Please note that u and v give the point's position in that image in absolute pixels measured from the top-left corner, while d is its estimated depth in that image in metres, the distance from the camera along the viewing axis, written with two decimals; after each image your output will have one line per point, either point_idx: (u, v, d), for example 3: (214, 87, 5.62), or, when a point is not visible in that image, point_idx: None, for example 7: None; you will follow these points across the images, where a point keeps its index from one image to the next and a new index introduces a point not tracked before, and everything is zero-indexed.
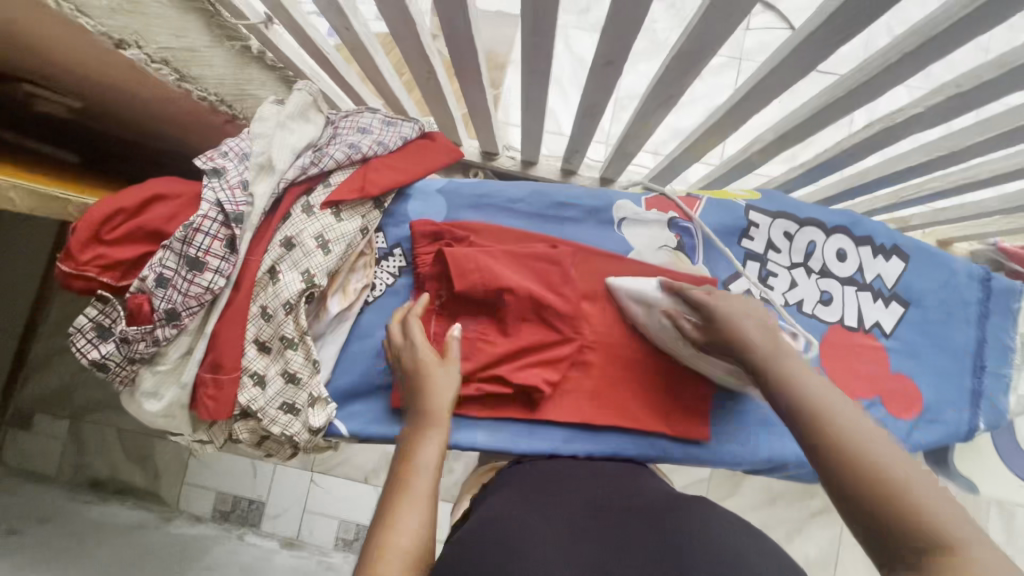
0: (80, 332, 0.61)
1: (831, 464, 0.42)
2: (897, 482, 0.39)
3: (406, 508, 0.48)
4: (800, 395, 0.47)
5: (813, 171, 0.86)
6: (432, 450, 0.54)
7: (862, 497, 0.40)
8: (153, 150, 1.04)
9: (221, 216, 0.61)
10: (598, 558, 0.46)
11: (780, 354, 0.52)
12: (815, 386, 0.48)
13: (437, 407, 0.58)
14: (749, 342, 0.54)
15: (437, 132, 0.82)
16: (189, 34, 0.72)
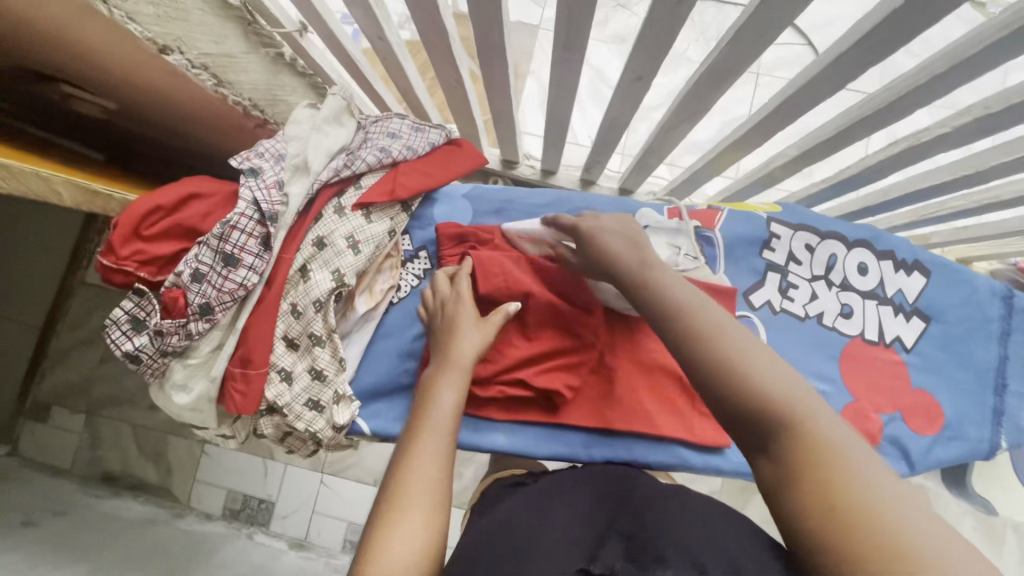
0: (116, 324, 0.63)
1: (696, 363, 0.44)
2: (754, 372, 0.41)
3: (424, 444, 0.49)
4: (669, 303, 0.48)
5: (834, 187, 0.87)
6: (453, 397, 0.54)
7: (727, 393, 0.41)
8: (180, 150, 1.07)
9: (257, 214, 0.62)
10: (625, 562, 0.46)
11: (639, 261, 0.55)
12: (684, 293, 0.49)
13: (461, 356, 0.59)
14: (611, 256, 0.57)
15: (463, 140, 0.84)
16: (228, 41, 0.74)
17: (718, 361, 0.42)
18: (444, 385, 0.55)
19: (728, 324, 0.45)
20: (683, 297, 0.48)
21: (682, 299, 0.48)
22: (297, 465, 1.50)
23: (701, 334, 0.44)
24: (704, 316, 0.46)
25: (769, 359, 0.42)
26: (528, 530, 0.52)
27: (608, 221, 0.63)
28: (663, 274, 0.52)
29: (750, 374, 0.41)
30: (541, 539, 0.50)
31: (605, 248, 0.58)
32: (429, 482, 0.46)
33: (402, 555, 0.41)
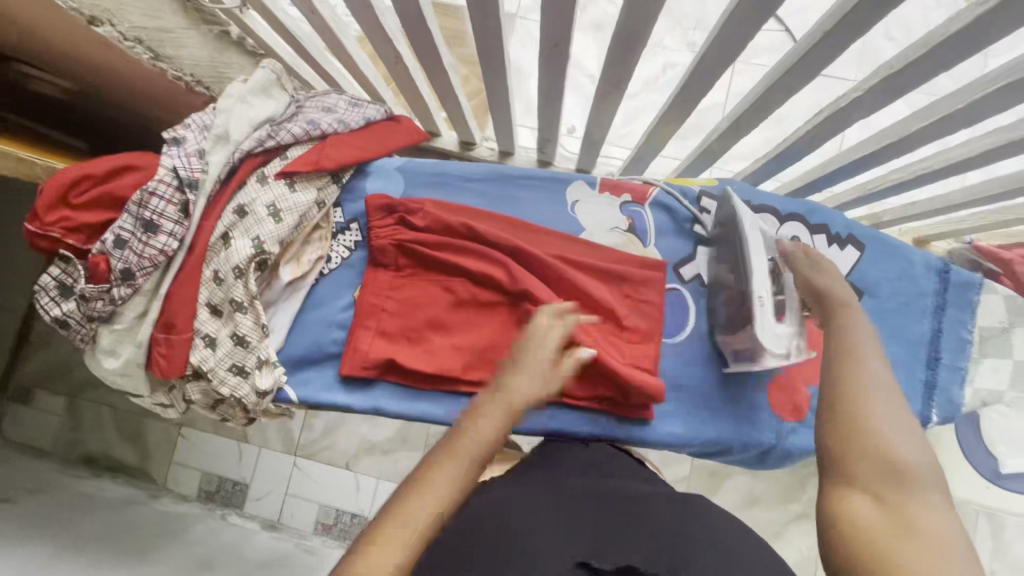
0: (44, 290, 0.65)
1: (838, 404, 0.50)
2: (878, 430, 0.46)
3: (446, 468, 0.46)
4: (856, 357, 0.53)
5: (773, 162, 0.86)
6: (496, 423, 0.50)
7: (836, 429, 0.48)
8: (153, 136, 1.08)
9: (176, 181, 0.64)
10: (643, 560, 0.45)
11: (852, 316, 0.59)
12: (867, 357, 0.53)
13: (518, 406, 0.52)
14: (837, 300, 0.61)
15: (404, 116, 0.85)
16: (164, 17, 0.77)
17: (848, 408, 0.49)
18: (487, 415, 0.50)
19: (888, 397, 0.49)
20: (860, 354, 0.54)
21: (855, 357, 0.53)
22: (270, 449, 1.52)
23: (852, 383, 0.51)
24: (862, 377, 0.51)
25: (909, 439, 0.45)
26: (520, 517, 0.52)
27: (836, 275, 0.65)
28: (861, 334, 0.56)
29: (874, 430, 0.46)
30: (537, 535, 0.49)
31: (834, 294, 0.62)
32: (429, 510, 0.43)
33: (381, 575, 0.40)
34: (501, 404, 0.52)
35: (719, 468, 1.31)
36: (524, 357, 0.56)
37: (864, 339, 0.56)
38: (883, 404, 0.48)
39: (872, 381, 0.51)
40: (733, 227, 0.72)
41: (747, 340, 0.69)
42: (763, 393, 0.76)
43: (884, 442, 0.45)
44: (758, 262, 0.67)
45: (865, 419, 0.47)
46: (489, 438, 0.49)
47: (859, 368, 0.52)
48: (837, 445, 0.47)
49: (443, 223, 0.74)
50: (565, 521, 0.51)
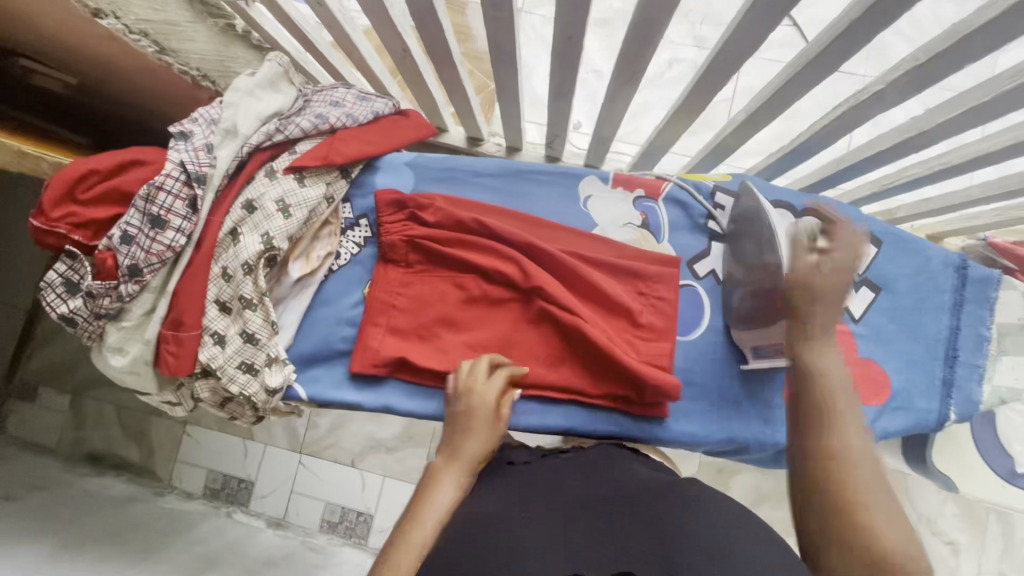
0: (51, 287, 0.64)
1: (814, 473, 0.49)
2: (867, 507, 0.46)
3: (412, 536, 0.49)
4: (829, 410, 0.52)
5: (786, 157, 0.85)
6: (452, 489, 0.55)
7: (823, 502, 0.47)
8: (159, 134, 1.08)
9: (183, 175, 0.63)
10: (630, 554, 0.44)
11: (829, 333, 0.57)
12: (847, 411, 0.52)
13: (473, 453, 0.59)
14: (813, 326, 0.56)
15: (412, 110, 0.84)
16: (169, 9, 0.75)
17: (835, 478, 0.48)
18: (446, 481, 0.56)
19: (870, 462, 0.49)
20: (843, 409, 0.52)
21: (839, 414, 0.52)
22: (275, 447, 1.51)
23: (841, 444, 0.50)
24: (850, 439, 0.50)
25: (895, 513, 0.46)
26: (502, 518, 0.48)
27: (848, 268, 0.57)
28: (834, 376, 0.54)
29: (863, 504, 0.46)
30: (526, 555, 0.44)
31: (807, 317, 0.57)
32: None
33: None
34: (456, 468, 0.57)
35: (728, 466, 1.30)
36: (471, 419, 0.62)
37: (841, 382, 0.54)
38: (867, 471, 0.48)
39: (858, 443, 0.50)
40: (756, 219, 0.69)
41: (773, 336, 0.67)
42: (778, 390, 0.75)
43: (874, 517, 0.45)
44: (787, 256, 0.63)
45: (842, 494, 0.47)
46: (448, 502, 0.54)
47: (833, 424, 0.51)
48: (815, 523, 0.47)
49: (454, 219, 0.73)
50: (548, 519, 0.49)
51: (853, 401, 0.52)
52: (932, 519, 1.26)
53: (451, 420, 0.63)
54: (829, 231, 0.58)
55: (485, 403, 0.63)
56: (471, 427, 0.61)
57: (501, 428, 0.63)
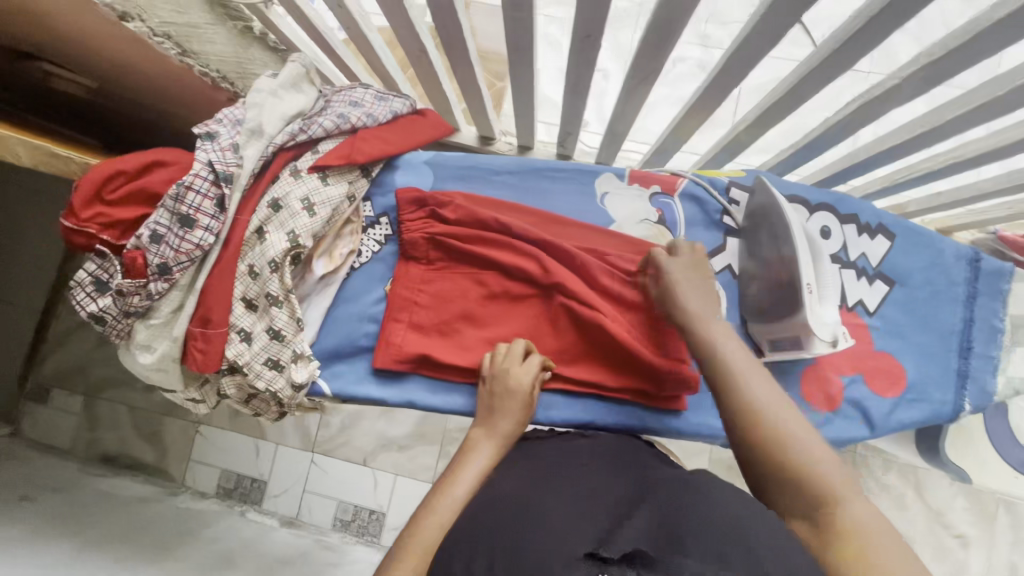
0: (80, 286, 0.65)
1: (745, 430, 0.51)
2: (791, 448, 0.48)
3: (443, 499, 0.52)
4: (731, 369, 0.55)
5: (798, 153, 0.86)
6: (483, 459, 0.58)
7: (761, 467, 0.49)
8: (172, 135, 1.09)
9: (211, 175, 0.63)
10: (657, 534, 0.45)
11: (708, 315, 0.61)
12: (743, 368, 0.54)
13: (507, 430, 0.62)
14: (687, 315, 0.61)
15: (428, 109, 0.86)
16: (190, 11, 0.76)
17: (756, 439, 0.50)
18: (478, 453, 0.59)
19: (780, 404, 0.51)
20: (738, 371, 0.54)
21: (739, 377, 0.54)
22: (287, 446, 1.52)
23: (756, 406, 0.51)
24: (752, 393, 0.52)
25: (812, 439, 0.49)
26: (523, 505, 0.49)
27: (683, 277, 0.65)
28: (727, 344, 0.57)
29: (785, 447, 0.48)
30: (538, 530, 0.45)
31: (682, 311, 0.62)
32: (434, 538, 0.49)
33: None
34: (491, 443, 0.60)
35: (738, 461, 1.31)
36: (506, 399, 0.64)
37: (732, 348, 0.57)
38: (781, 413, 0.50)
39: (760, 394, 0.52)
40: (770, 212, 0.72)
41: (791, 328, 0.68)
42: (795, 383, 0.76)
43: (799, 457, 0.47)
44: (803, 247, 0.67)
45: (774, 440, 0.49)
46: (478, 472, 0.56)
47: (742, 380, 0.53)
48: (768, 476, 0.48)
49: (474, 216, 0.74)
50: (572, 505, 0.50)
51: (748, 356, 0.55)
52: (942, 512, 1.26)
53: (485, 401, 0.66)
54: (658, 266, 0.68)
55: (520, 387, 0.65)
56: (503, 409, 0.64)
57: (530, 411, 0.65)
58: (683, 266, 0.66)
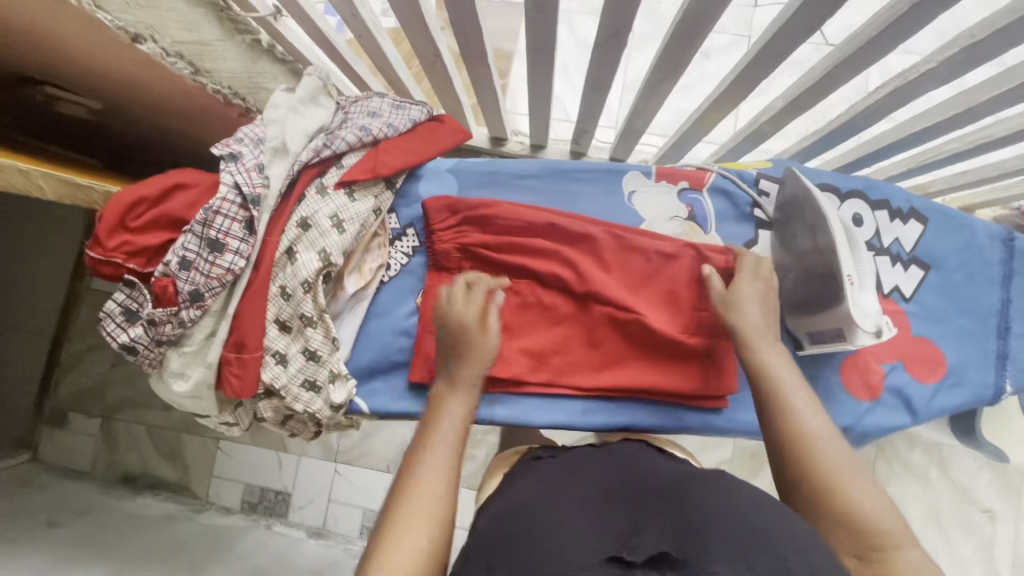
0: (110, 316, 0.64)
1: (791, 460, 0.53)
2: (844, 484, 0.50)
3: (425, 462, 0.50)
4: (782, 400, 0.57)
5: (825, 139, 0.85)
6: (457, 412, 0.56)
7: (815, 497, 0.50)
8: (180, 150, 1.07)
9: (239, 198, 0.63)
10: (677, 535, 0.43)
11: (765, 339, 0.62)
12: (796, 400, 0.57)
13: (468, 374, 0.60)
14: (745, 333, 0.63)
15: (446, 115, 0.83)
16: (201, 29, 0.73)
17: (809, 470, 0.52)
18: (451, 406, 0.57)
19: (832, 439, 0.53)
20: (792, 401, 0.57)
21: (792, 409, 0.56)
22: (309, 456, 1.51)
23: (804, 437, 0.54)
24: (807, 425, 0.54)
25: (865, 477, 0.50)
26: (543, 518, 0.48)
27: (748, 293, 0.66)
28: (783, 374, 0.59)
29: (840, 482, 0.50)
30: (555, 535, 0.45)
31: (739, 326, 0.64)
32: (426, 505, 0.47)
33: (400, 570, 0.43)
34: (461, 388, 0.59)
35: (762, 449, 1.31)
36: (458, 340, 0.62)
37: (785, 379, 0.59)
38: (834, 448, 0.52)
39: (815, 427, 0.54)
40: (804, 202, 0.71)
41: (833, 321, 0.67)
42: (835, 373, 0.75)
43: (855, 494, 0.49)
44: (842, 239, 0.65)
45: (819, 471, 0.51)
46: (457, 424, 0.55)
47: (792, 412, 0.56)
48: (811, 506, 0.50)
49: (503, 223, 0.72)
50: (589, 512, 0.49)
51: (803, 389, 0.57)
52: (968, 489, 1.33)
53: (446, 344, 0.63)
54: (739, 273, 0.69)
55: (471, 321, 0.62)
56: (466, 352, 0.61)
57: (492, 340, 0.63)
58: (750, 279, 0.68)
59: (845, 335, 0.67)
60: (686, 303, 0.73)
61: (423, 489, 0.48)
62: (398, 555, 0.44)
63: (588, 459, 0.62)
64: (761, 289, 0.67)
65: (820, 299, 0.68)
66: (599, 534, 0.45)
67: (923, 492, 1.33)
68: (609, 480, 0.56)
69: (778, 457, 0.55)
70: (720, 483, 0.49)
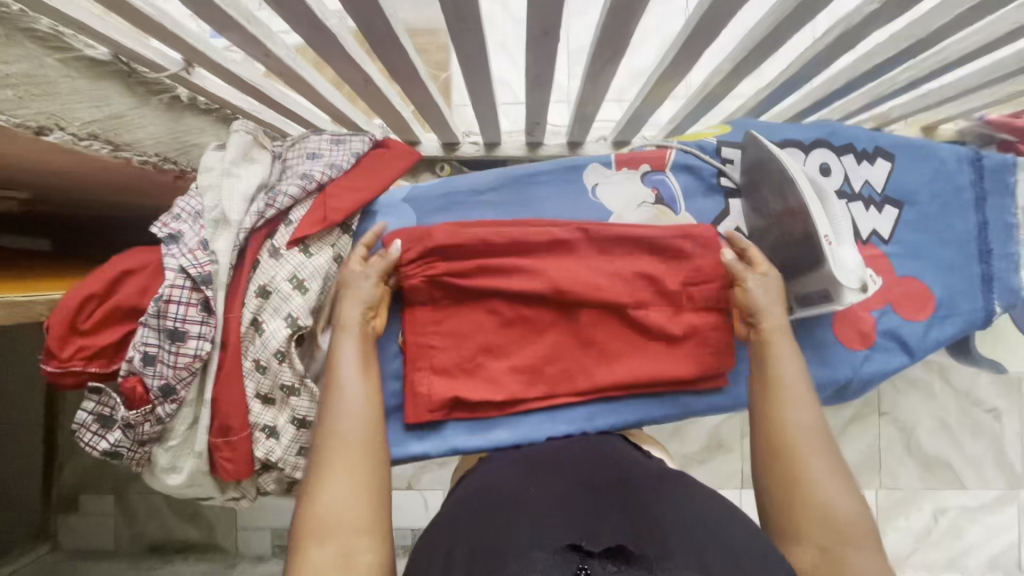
0: (84, 427, 0.61)
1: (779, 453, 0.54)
2: (813, 478, 0.52)
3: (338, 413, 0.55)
4: (780, 392, 0.58)
5: (781, 88, 0.82)
6: (349, 352, 0.59)
7: (783, 483, 0.53)
8: (125, 204, 0.98)
9: (189, 281, 0.59)
10: (639, 528, 0.44)
11: (780, 329, 0.62)
12: (795, 394, 0.57)
13: (351, 313, 0.62)
14: (765, 324, 0.62)
15: (390, 137, 0.79)
16: (112, 102, 0.69)
17: (787, 459, 0.54)
18: (343, 350, 0.60)
19: (819, 437, 0.55)
20: (789, 393, 0.57)
21: (788, 401, 0.57)
22: None
23: (793, 436, 0.55)
24: (797, 418, 0.56)
25: (838, 477, 0.52)
26: (504, 507, 0.47)
27: (769, 289, 0.65)
28: (789, 368, 0.59)
29: (809, 477, 0.52)
30: (517, 522, 0.45)
31: (758, 317, 0.63)
32: (351, 453, 0.53)
33: (329, 506, 0.50)
34: (352, 329, 0.61)
35: None
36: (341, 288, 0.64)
37: (788, 371, 0.59)
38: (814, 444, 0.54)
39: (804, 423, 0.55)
40: (768, 164, 0.68)
41: (818, 283, 0.66)
42: (829, 329, 0.75)
43: (820, 491, 0.51)
44: (812, 198, 0.63)
45: (804, 470, 0.52)
46: (349, 358, 0.59)
47: (789, 406, 0.56)
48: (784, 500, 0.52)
49: (466, 243, 0.68)
50: (550, 499, 0.48)
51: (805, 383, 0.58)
52: (972, 394, 1.35)
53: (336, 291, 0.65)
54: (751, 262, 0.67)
55: (353, 263, 0.65)
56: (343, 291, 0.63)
57: (375, 279, 0.64)
58: (769, 281, 0.65)
59: (837, 296, 0.65)
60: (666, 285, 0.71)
61: (339, 434, 0.54)
62: (329, 489, 0.51)
63: (571, 449, 0.61)
64: (776, 283, 0.65)
65: (799, 262, 0.67)
66: (555, 521, 0.44)
67: (929, 404, 1.35)
68: (581, 469, 0.55)
69: (759, 446, 0.57)
70: (683, 494, 0.49)
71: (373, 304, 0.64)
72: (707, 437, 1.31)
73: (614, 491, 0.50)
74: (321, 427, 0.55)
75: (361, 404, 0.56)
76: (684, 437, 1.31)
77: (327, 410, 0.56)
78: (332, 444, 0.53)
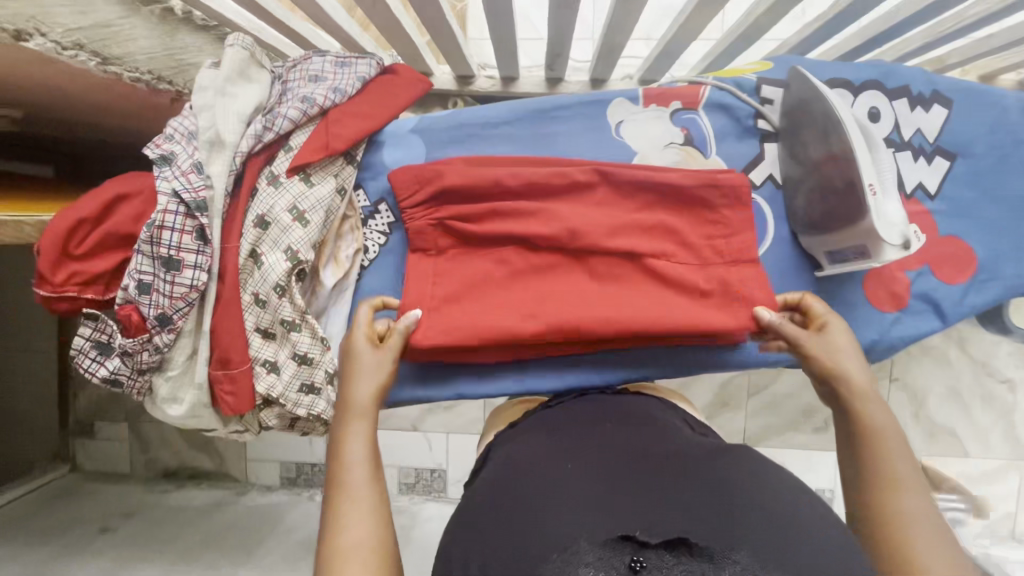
0: (82, 352, 0.60)
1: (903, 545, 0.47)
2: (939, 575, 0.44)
3: (351, 504, 0.50)
4: (887, 470, 0.51)
5: (832, 22, 0.74)
6: (361, 438, 0.54)
7: None
8: (124, 130, 0.94)
9: (182, 206, 0.56)
10: (700, 512, 0.40)
11: (868, 394, 0.56)
12: (902, 474, 0.51)
13: (359, 395, 0.57)
14: (853, 389, 0.56)
15: (400, 64, 0.72)
16: (98, 8, 0.62)
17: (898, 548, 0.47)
18: (352, 433, 0.55)
19: (941, 528, 0.47)
20: (900, 476, 0.51)
21: (894, 475, 0.51)
22: None
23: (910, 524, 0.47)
24: (909, 502, 0.49)
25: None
26: (546, 489, 0.42)
27: (846, 343, 0.59)
28: (891, 438, 0.53)
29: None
30: (557, 505, 0.41)
31: (845, 377, 0.57)
32: (360, 551, 0.48)
33: None
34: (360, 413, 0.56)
35: None
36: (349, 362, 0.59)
37: (895, 442, 0.53)
38: (929, 532, 0.47)
39: (915, 508, 0.48)
40: (812, 104, 0.62)
41: (856, 237, 0.61)
42: (857, 288, 0.70)
43: None
44: (858, 141, 0.57)
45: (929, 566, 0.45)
46: (360, 447, 0.54)
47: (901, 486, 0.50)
48: None
49: (480, 183, 0.64)
50: (591, 476, 0.43)
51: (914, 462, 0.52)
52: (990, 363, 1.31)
53: (341, 365, 0.60)
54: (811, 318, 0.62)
55: (359, 332, 0.60)
56: (354, 367, 0.58)
57: (391, 358, 0.59)
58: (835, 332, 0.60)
59: (872, 251, 0.60)
60: (688, 232, 0.66)
61: (348, 538, 0.48)
62: None
63: (590, 411, 0.58)
64: (848, 342, 0.60)
65: (833, 214, 0.62)
66: (601, 511, 0.40)
67: (944, 372, 1.32)
68: (617, 434, 0.50)
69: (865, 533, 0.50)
70: (731, 466, 0.45)
71: (386, 387, 0.59)
72: (714, 394, 1.29)
73: (657, 461, 0.46)
74: (329, 518, 0.50)
75: (372, 495, 0.51)
76: (691, 393, 1.30)
77: (336, 505, 0.50)
78: (345, 547, 0.48)
